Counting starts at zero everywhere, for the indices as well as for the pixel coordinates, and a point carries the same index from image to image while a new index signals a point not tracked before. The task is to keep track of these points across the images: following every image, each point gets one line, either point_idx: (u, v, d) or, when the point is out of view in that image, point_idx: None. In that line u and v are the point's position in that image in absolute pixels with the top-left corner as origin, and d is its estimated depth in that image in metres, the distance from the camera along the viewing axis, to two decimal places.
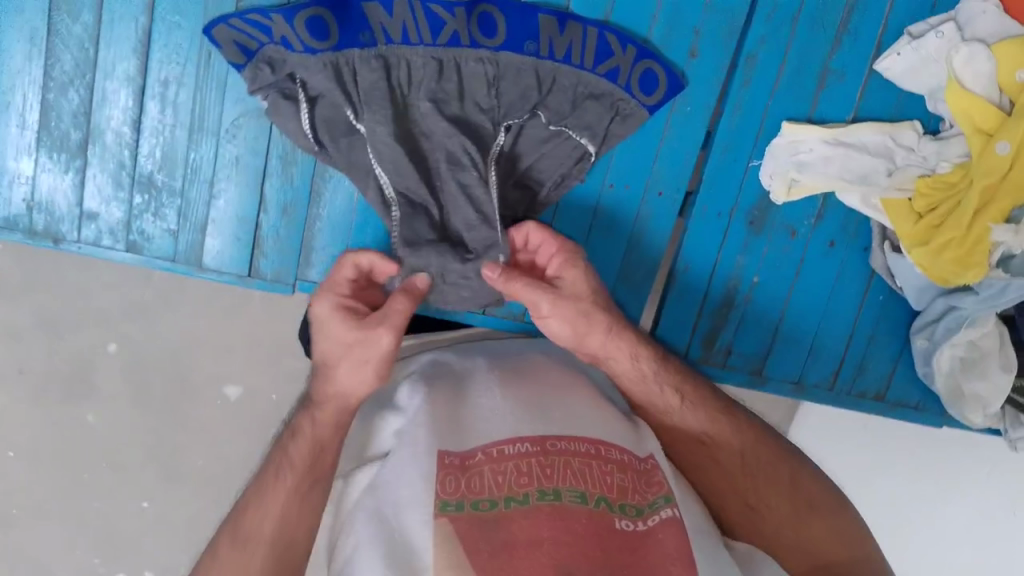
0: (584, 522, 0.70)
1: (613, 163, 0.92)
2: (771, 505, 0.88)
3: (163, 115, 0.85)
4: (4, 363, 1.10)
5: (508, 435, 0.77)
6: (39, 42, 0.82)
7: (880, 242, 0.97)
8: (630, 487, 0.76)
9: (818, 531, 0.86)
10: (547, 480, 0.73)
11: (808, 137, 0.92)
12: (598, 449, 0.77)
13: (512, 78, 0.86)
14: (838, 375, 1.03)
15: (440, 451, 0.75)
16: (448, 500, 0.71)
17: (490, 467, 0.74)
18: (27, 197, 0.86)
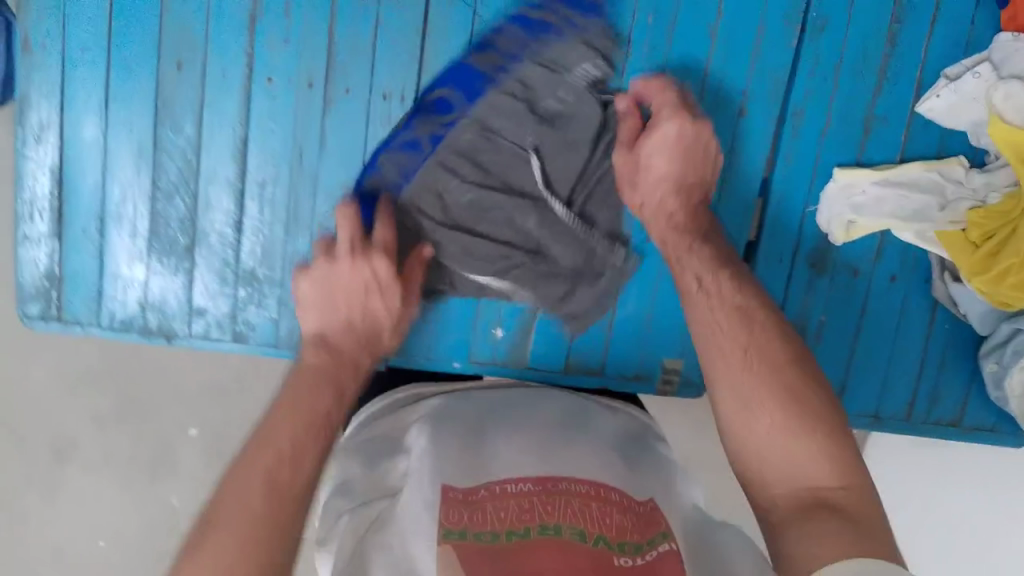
0: (582, 558, 0.67)
1: None
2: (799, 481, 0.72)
3: (262, 215, 0.92)
4: (92, 446, 1.24)
5: (513, 475, 0.76)
6: (147, 157, 0.90)
7: (939, 273, 1.01)
8: (633, 526, 0.71)
9: (822, 474, 0.72)
10: (549, 515, 0.71)
11: (860, 180, 0.96)
12: (599, 490, 0.74)
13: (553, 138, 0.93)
14: (913, 406, 1.06)
15: (444, 486, 0.74)
16: (451, 528, 0.70)
17: (493, 503, 0.73)
18: (141, 299, 0.93)
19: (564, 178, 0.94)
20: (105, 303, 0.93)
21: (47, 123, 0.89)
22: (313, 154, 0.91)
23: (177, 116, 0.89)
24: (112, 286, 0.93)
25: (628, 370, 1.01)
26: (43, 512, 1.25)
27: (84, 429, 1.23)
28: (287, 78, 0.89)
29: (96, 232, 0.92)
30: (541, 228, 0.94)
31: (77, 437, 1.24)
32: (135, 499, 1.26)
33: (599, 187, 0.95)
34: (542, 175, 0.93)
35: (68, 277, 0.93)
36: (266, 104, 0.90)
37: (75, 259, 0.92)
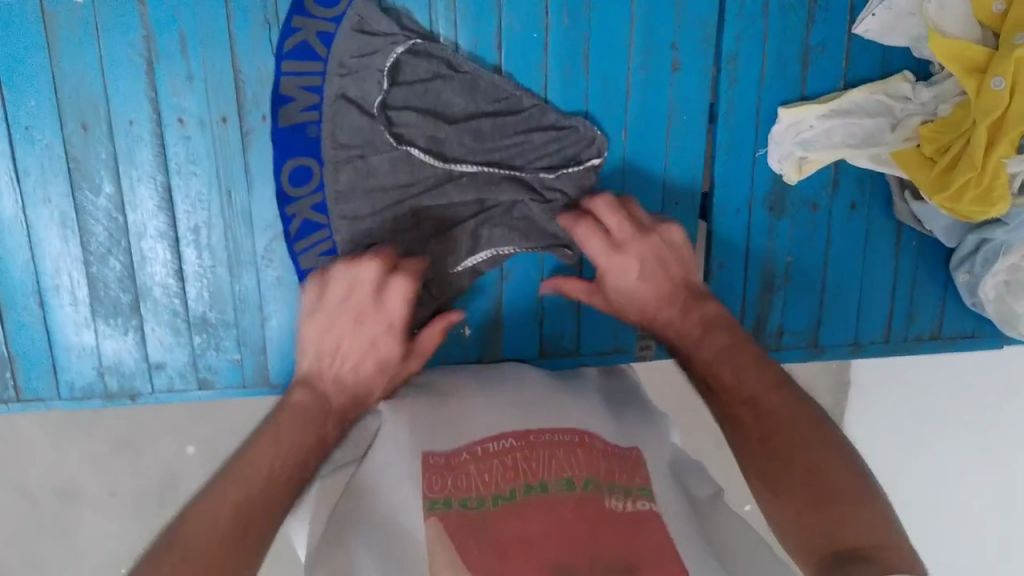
0: (570, 510, 0.67)
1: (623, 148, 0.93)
2: (778, 464, 0.72)
3: (201, 259, 0.89)
4: (92, 488, 1.15)
5: (494, 433, 0.77)
6: (71, 223, 0.87)
7: (899, 192, 0.98)
8: (618, 471, 0.72)
9: (839, 529, 0.66)
10: (533, 474, 0.72)
11: (807, 116, 0.93)
12: (583, 436, 0.75)
13: (422, 123, 0.87)
14: (891, 326, 1.05)
15: (424, 454, 0.74)
16: (436, 498, 0.70)
17: (475, 465, 0.73)
18: (96, 364, 0.91)
19: (465, 144, 0.89)
20: (61, 375, 0.91)
21: None
22: (241, 188, 0.88)
23: (93, 175, 0.85)
24: (65, 357, 0.90)
25: (605, 343, 1.00)
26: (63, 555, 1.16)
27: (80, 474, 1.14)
28: (198, 117, 0.85)
29: (36, 307, 0.88)
30: (468, 192, 0.89)
31: (79, 478, 1.14)
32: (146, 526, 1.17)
33: (504, 129, 0.89)
34: (441, 156, 0.88)
35: (18, 357, 0.90)
36: (183, 147, 0.86)
37: (20, 338, 0.89)
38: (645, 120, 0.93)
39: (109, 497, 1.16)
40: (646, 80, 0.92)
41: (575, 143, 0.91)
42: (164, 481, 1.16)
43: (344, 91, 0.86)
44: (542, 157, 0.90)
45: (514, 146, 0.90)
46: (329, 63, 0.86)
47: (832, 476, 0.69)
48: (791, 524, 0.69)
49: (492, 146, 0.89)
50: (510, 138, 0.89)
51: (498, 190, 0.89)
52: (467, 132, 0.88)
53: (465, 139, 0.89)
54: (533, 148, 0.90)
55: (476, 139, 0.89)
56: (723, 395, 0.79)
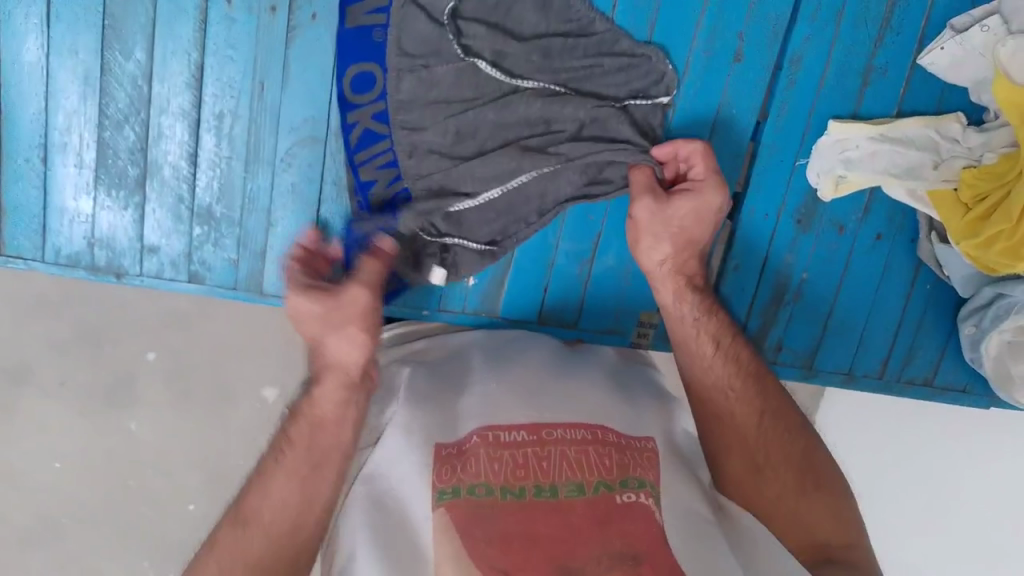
0: (580, 511, 0.72)
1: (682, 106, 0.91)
2: (773, 470, 0.82)
3: (219, 148, 0.86)
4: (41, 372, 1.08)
5: (506, 421, 0.78)
6: (92, 82, 0.83)
7: (926, 232, 0.97)
8: (631, 464, 0.76)
9: (819, 518, 0.81)
10: (544, 473, 0.74)
11: (854, 135, 0.92)
12: (596, 433, 0.77)
13: (490, 37, 0.84)
14: (888, 364, 1.04)
15: (436, 445, 0.76)
16: (444, 488, 0.73)
17: (485, 452, 0.75)
18: (88, 234, 0.87)
19: (533, 65, 0.86)
20: (49, 238, 0.87)
21: None
22: (275, 84, 0.85)
23: (126, 37, 0.82)
24: (57, 221, 0.87)
25: (603, 322, 0.98)
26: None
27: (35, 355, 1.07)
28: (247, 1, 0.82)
29: (38, 161, 0.85)
30: (534, 108, 0.87)
31: (34, 362, 1.07)
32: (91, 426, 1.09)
33: (572, 56, 0.87)
34: (508, 73, 0.86)
35: (9, 210, 0.86)
36: (225, 28, 0.83)
37: (15, 190, 0.85)
38: (695, 101, 0.91)
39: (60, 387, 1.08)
40: (706, 64, 0.90)
41: (641, 74, 0.88)
42: (120, 380, 1.09)
43: None
44: (608, 83, 0.88)
45: (582, 72, 0.87)
46: None
47: (806, 455, 0.83)
48: (777, 507, 0.82)
49: (561, 69, 0.87)
50: (577, 63, 0.87)
51: (564, 109, 0.87)
52: (535, 52, 0.86)
53: (533, 58, 0.86)
54: (601, 74, 0.88)
55: (544, 61, 0.86)
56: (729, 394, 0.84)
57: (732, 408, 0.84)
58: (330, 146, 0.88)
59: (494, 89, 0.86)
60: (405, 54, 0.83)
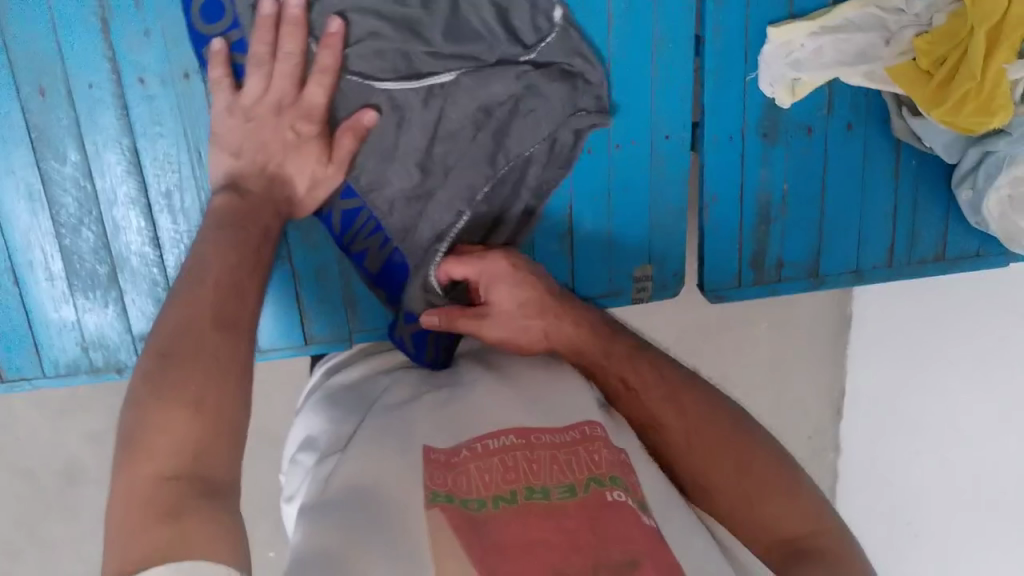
0: (573, 516, 0.63)
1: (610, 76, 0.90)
2: (718, 479, 0.75)
3: (177, 225, 0.86)
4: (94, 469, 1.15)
5: (495, 430, 0.72)
6: (38, 195, 0.83)
7: (897, 110, 0.95)
8: (624, 462, 0.69)
9: (781, 518, 0.72)
10: (534, 476, 0.67)
11: (797, 35, 0.89)
12: (585, 431, 0.72)
13: (390, 67, 0.83)
14: (894, 251, 1.02)
15: (424, 450, 0.71)
16: (436, 491, 0.66)
17: (475, 464, 0.68)
18: (79, 340, 0.88)
19: (441, 67, 0.84)
20: (44, 354, 0.88)
21: None
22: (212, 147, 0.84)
23: (56, 142, 0.82)
24: (47, 335, 0.88)
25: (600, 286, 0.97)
26: (68, 531, 1.17)
27: (82, 456, 1.14)
28: (160, 75, 0.81)
29: (11, 284, 0.86)
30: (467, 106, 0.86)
31: (77, 458, 1.14)
32: None
33: (475, 41, 0.84)
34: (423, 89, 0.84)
35: None
36: (147, 106, 0.82)
37: None
38: (630, 47, 0.89)
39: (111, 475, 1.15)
40: (628, 8, 0.87)
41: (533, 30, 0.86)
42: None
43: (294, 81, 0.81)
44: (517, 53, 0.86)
45: (489, 52, 0.85)
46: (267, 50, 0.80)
47: (754, 460, 0.75)
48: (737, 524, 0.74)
49: (473, 60, 0.85)
50: (482, 47, 0.85)
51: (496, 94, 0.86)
52: (434, 51, 0.84)
53: (436, 57, 0.84)
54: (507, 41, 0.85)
55: (449, 58, 0.84)
56: (658, 412, 0.79)
57: (668, 419, 0.78)
58: None
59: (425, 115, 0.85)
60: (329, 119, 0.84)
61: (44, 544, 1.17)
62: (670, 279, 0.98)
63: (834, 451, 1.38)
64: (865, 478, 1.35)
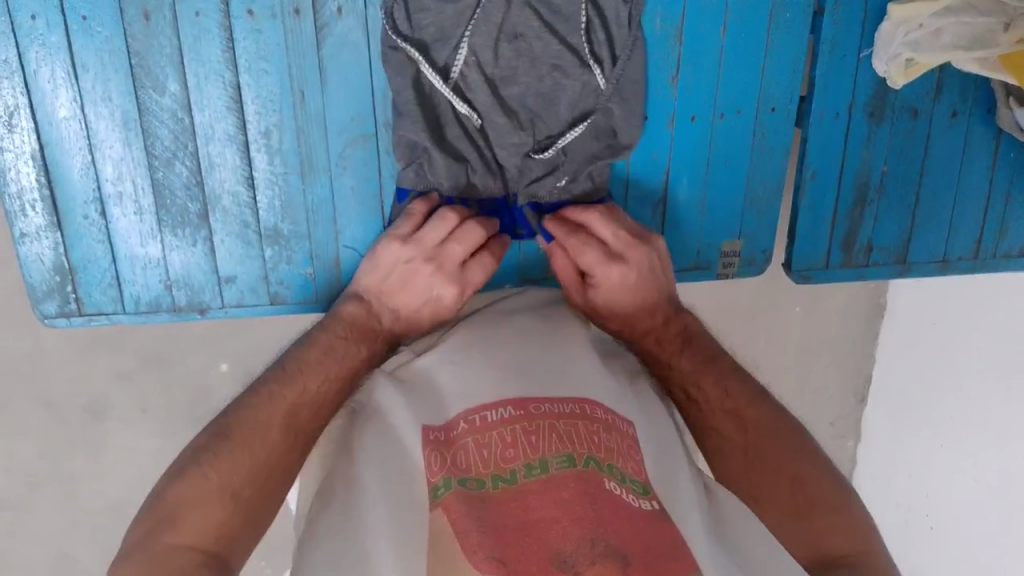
0: (571, 487, 0.66)
1: (679, 66, 0.87)
2: (757, 464, 0.76)
3: (273, 166, 0.84)
4: (123, 407, 1.13)
5: (495, 400, 0.73)
6: (132, 125, 0.80)
7: (1004, 99, 0.92)
8: (616, 449, 0.70)
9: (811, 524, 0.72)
10: (534, 450, 0.69)
11: (916, 14, 0.85)
12: (583, 407, 0.73)
13: (433, 52, 0.81)
14: (981, 241, 1.00)
15: (424, 429, 0.71)
16: (437, 481, 0.67)
17: (473, 439, 0.70)
18: (163, 277, 0.86)
19: (504, 57, 0.83)
20: (123, 287, 0.86)
21: (13, 106, 0.79)
22: (315, 93, 0.82)
23: (156, 72, 0.79)
24: (130, 270, 0.86)
25: (687, 259, 0.95)
26: (89, 470, 1.15)
27: (110, 392, 1.12)
28: (270, 8, 0.78)
29: (96, 216, 0.83)
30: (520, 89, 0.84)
31: (107, 396, 1.12)
32: (177, 446, 1.17)
33: (534, 21, 0.82)
34: (469, 68, 0.82)
35: (78, 269, 0.85)
36: (253, 42, 0.79)
37: (80, 250, 0.84)
38: (744, 18, 0.86)
39: (140, 415, 1.14)
40: None
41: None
42: (196, 395, 1.14)
43: (343, 57, 0.81)
44: (588, 21, 0.83)
45: (557, 30, 0.83)
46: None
47: (762, 418, 0.77)
48: (776, 505, 0.74)
49: (535, 41, 0.83)
50: (541, 24, 0.82)
51: (557, 80, 0.84)
52: (500, 44, 0.82)
53: (502, 47, 0.82)
54: (550, 31, 0.83)
55: (514, 46, 0.83)
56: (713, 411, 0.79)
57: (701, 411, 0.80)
58: (382, 139, 0.85)
59: (500, 115, 0.84)
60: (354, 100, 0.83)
61: (67, 482, 1.15)
62: (759, 257, 0.96)
63: (854, 440, 1.41)
64: (884, 466, 1.36)
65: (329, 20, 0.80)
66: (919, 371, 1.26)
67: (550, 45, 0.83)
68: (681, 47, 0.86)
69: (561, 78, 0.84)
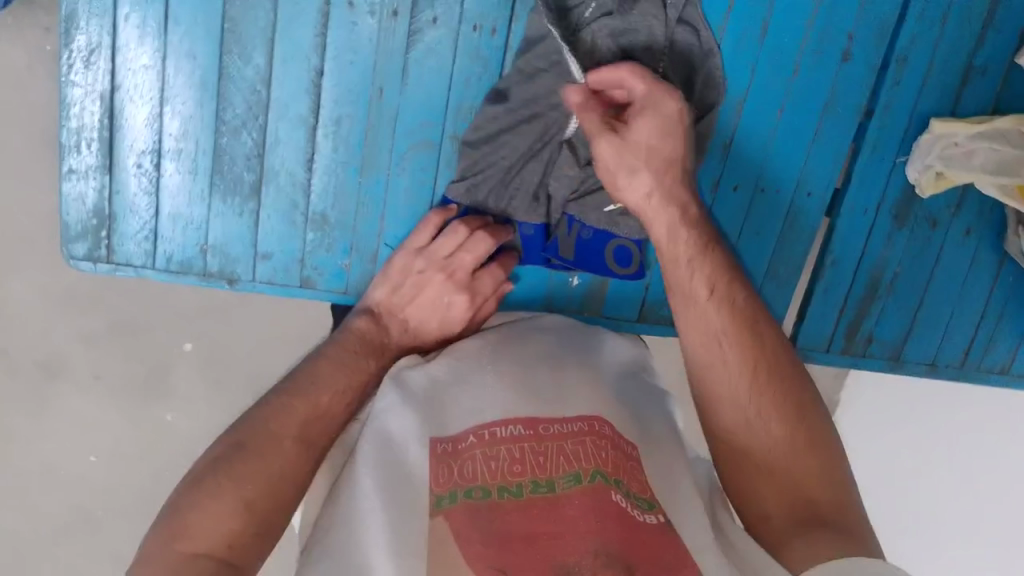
0: (575, 504, 0.69)
1: (735, 135, 0.92)
2: (774, 464, 0.75)
3: (336, 153, 0.85)
4: (93, 366, 1.10)
5: (506, 416, 0.77)
6: (209, 88, 0.81)
7: (1015, 226, 0.98)
8: (620, 468, 0.74)
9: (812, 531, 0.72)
10: (542, 469, 0.73)
11: (956, 132, 0.92)
12: (591, 425, 0.77)
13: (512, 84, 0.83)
14: (969, 353, 1.06)
15: (430, 441, 0.75)
16: (441, 494, 0.71)
17: (482, 451, 0.74)
18: (201, 241, 0.86)
19: None
20: (159, 243, 0.86)
21: (95, 44, 0.79)
22: (394, 92, 0.84)
23: (246, 41, 0.80)
24: (169, 228, 0.85)
25: None
26: (37, 426, 1.10)
27: (73, 349, 1.09)
28: (370, 4, 0.81)
29: (150, 168, 0.83)
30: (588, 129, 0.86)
31: (82, 351, 1.09)
32: (134, 417, 1.13)
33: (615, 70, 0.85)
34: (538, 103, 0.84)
35: (118, 217, 0.84)
36: (346, 32, 0.81)
37: (125, 198, 0.84)
38: (800, 105, 0.91)
39: (95, 379, 1.11)
40: (815, 63, 0.90)
41: (689, 45, 0.86)
42: (156, 369, 1.11)
43: (427, 62, 0.83)
44: (663, 79, 0.87)
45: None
46: (431, 7, 0.82)
47: (785, 399, 0.77)
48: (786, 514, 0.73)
49: None
50: None
51: None
52: None
53: None
54: None
55: None
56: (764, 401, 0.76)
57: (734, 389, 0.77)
58: (445, 149, 0.87)
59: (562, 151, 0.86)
60: (427, 103, 0.85)
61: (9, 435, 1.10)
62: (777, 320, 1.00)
63: None
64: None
65: (422, 25, 0.82)
66: None
67: None
68: (740, 118, 0.91)
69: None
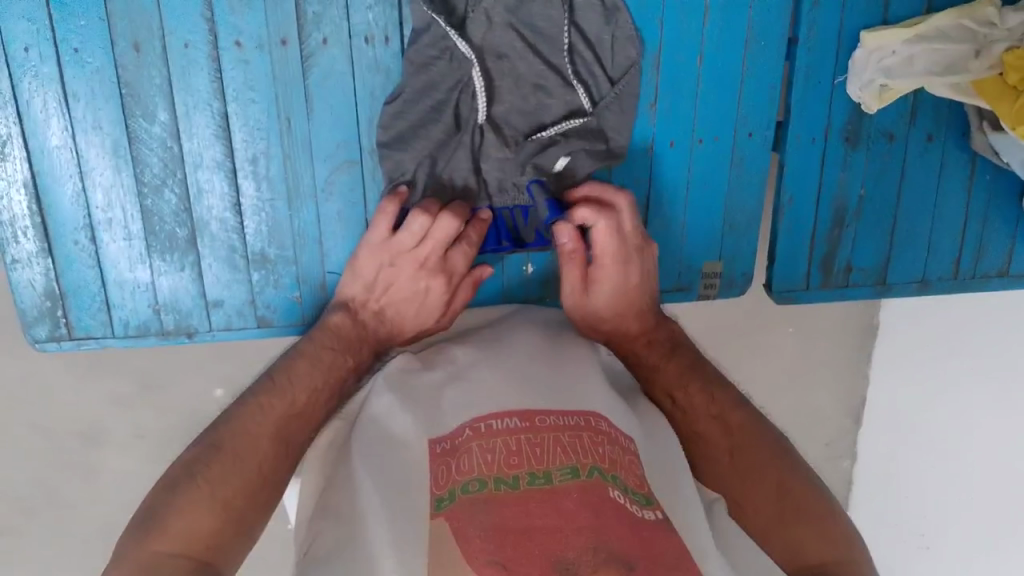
0: (575, 497, 0.66)
1: (657, 94, 0.89)
2: (753, 491, 0.78)
3: (260, 192, 0.85)
4: (118, 433, 1.13)
5: (499, 411, 0.75)
6: (122, 153, 0.82)
7: (978, 122, 0.93)
8: (619, 460, 0.72)
9: (804, 539, 0.74)
10: (538, 460, 0.70)
11: (888, 42, 0.88)
12: (587, 420, 0.74)
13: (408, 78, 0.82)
14: (959, 263, 1.01)
15: (429, 442, 0.74)
16: (441, 495, 0.69)
17: (478, 443, 0.72)
18: (152, 302, 0.88)
19: (489, 76, 0.84)
20: (114, 312, 0.88)
21: (5, 135, 0.80)
22: (301, 120, 0.84)
23: (146, 101, 0.81)
24: (119, 295, 0.87)
25: (668, 280, 0.96)
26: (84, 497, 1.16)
27: (111, 415, 1.12)
28: (256, 39, 0.80)
29: (87, 242, 0.85)
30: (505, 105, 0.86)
31: (105, 421, 1.13)
32: None
33: (517, 41, 0.84)
34: (443, 89, 0.84)
35: (69, 293, 0.86)
36: (240, 71, 0.81)
37: (71, 274, 0.86)
38: (721, 47, 0.88)
39: (136, 438, 1.14)
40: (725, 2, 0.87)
41: (591, 9, 0.85)
42: (178, 422, 1.15)
43: (326, 85, 0.83)
44: (571, 42, 0.85)
45: (539, 50, 0.85)
46: (317, 30, 0.81)
47: (747, 425, 0.81)
48: (765, 517, 0.76)
49: (519, 61, 0.85)
50: (523, 44, 0.84)
51: (543, 97, 0.86)
52: (486, 63, 0.84)
53: (489, 67, 0.84)
54: (534, 51, 0.85)
55: (498, 64, 0.84)
56: (701, 422, 0.83)
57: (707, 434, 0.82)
58: (367, 165, 0.86)
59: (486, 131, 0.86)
60: (335, 124, 0.84)
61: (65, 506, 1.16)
62: (739, 278, 0.98)
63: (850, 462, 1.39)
64: (879, 484, 1.36)
65: (313, 49, 0.82)
66: (913, 394, 1.26)
67: (533, 64, 0.85)
68: (658, 73, 0.88)
69: (546, 97, 0.86)
